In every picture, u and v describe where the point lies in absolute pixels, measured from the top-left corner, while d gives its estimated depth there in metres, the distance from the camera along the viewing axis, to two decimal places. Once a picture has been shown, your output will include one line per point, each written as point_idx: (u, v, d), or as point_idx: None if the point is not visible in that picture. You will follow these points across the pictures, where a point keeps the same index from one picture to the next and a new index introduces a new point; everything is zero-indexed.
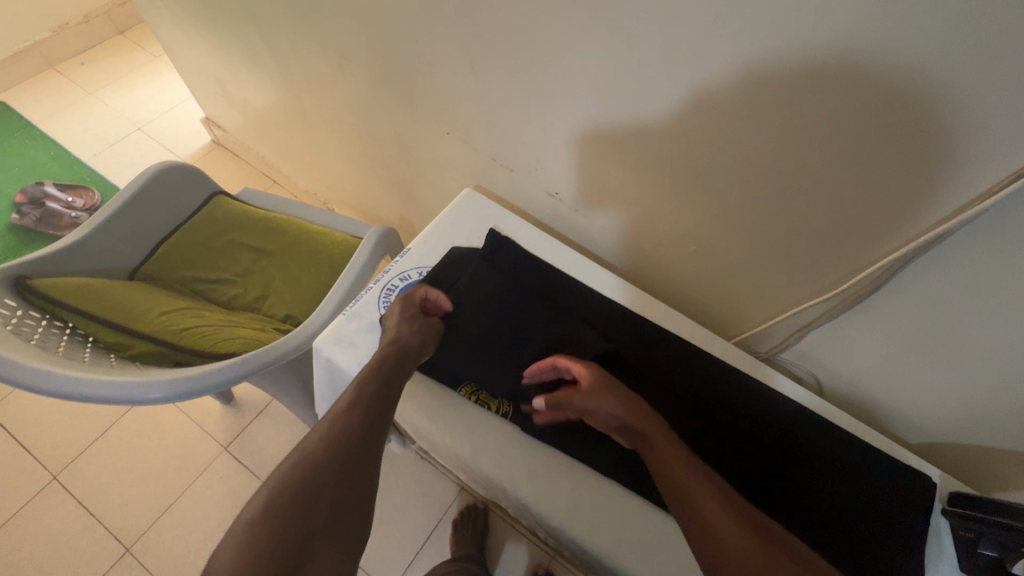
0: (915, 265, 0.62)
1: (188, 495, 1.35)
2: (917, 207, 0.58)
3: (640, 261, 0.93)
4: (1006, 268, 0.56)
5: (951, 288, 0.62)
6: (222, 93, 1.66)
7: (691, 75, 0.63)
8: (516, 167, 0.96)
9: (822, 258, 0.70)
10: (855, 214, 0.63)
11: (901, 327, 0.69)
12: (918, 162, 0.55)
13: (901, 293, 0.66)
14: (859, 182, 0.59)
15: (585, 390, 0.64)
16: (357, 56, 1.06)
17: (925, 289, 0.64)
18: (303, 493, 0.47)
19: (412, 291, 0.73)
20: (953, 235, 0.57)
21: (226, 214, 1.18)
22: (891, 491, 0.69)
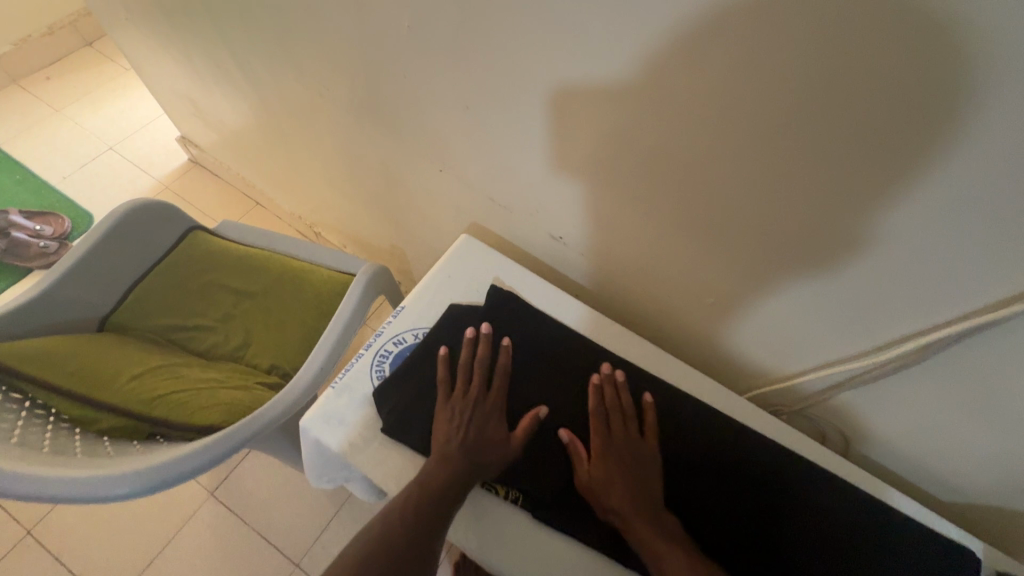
0: (965, 342, 0.58)
1: (172, 546, 1.27)
2: (975, 276, 0.53)
3: (649, 308, 0.87)
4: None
5: (1008, 366, 0.56)
6: (197, 113, 1.57)
7: (715, 125, 0.57)
8: (516, 208, 0.89)
9: (861, 319, 0.64)
10: (896, 284, 0.58)
11: (940, 396, 0.64)
12: (983, 235, 0.49)
13: (942, 367, 0.61)
14: (911, 248, 0.54)
15: (597, 424, 0.68)
16: (341, 84, 0.98)
17: (971, 365, 0.59)
18: None
19: (482, 347, 0.70)
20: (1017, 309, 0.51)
21: (205, 253, 1.10)
22: (939, 567, 0.63)
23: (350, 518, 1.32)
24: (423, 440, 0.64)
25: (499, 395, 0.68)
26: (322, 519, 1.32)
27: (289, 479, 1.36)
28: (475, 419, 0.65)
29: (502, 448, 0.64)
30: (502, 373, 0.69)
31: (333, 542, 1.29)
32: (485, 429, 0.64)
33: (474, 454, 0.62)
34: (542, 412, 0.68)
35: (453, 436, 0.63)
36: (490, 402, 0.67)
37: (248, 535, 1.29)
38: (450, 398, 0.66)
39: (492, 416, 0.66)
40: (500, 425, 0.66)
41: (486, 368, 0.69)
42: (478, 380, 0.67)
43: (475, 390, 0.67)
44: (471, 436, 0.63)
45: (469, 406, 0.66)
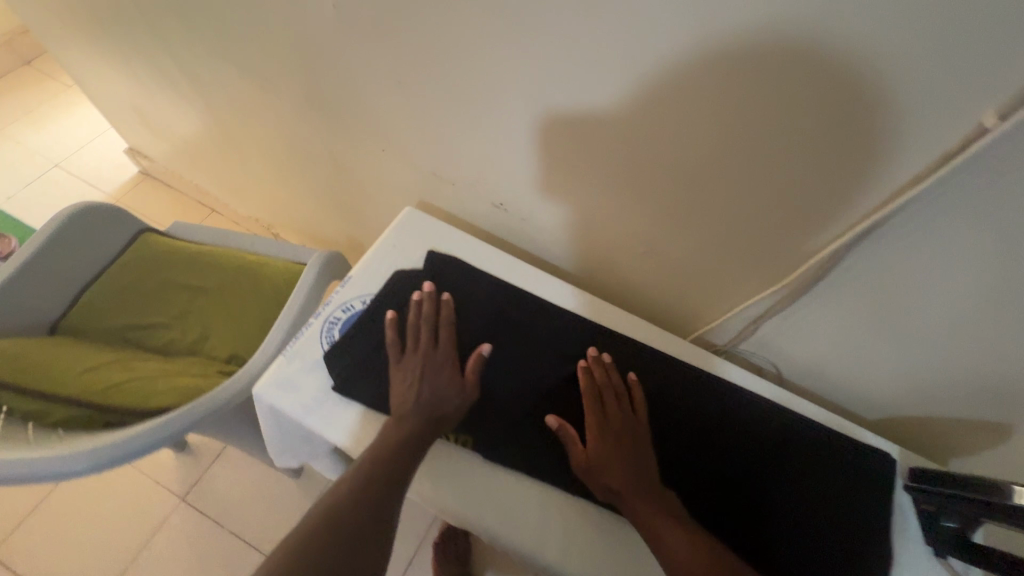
0: (883, 239, 0.59)
1: (145, 555, 1.26)
2: (861, 195, 0.57)
3: (591, 267, 0.92)
4: (969, 245, 0.54)
5: (932, 259, 0.58)
6: (142, 121, 1.56)
7: (622, 57, 0.58)
8: (457, 181, 0.92)
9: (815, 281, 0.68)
10: (812, 193, 0.59)
11: (858, 306, 0.67)
12: (871, 157, 0.53)
13: (870, 268, 0.63)
14: (804, 175, 0.58)
15: (589, 408, 0.68)
16: (280, 75, 1.00)
17: (893, 262, 0.60)
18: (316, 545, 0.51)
19: (422, 303, 0.72)
20: (892, 216, 0.56)
21: (156, 253, 1.10)
22: (852, 471, 0.70)
23: None
24: (373, 396, 0.67)
25: (448, 341, 0.70)
26: (297, 512, 1.34)
27: (262, 477, 1.37)
28: (427, 372, 0.67)
29: (457, 393, 0.67)
30: (448, 322, 0.71)
31: None
32: (436, 381, 0.67)
33: (432, 407, 0.65)
34: (484, 350, 0.70)
35: (409, 396, 0.65)
36: (440, 353, 0.69)
37: (224, 535, 1.30)
38: (402, 358, 0.68)
39: (445, 363, 0.68)
40: (453, 371, 0.68)
41: (432, 322, 0.71)
42: (427, 334, 0.69)
43: (424, 342, 0.69)
44: (424, 389, 0.66)
45: (421, 361, 0.67)
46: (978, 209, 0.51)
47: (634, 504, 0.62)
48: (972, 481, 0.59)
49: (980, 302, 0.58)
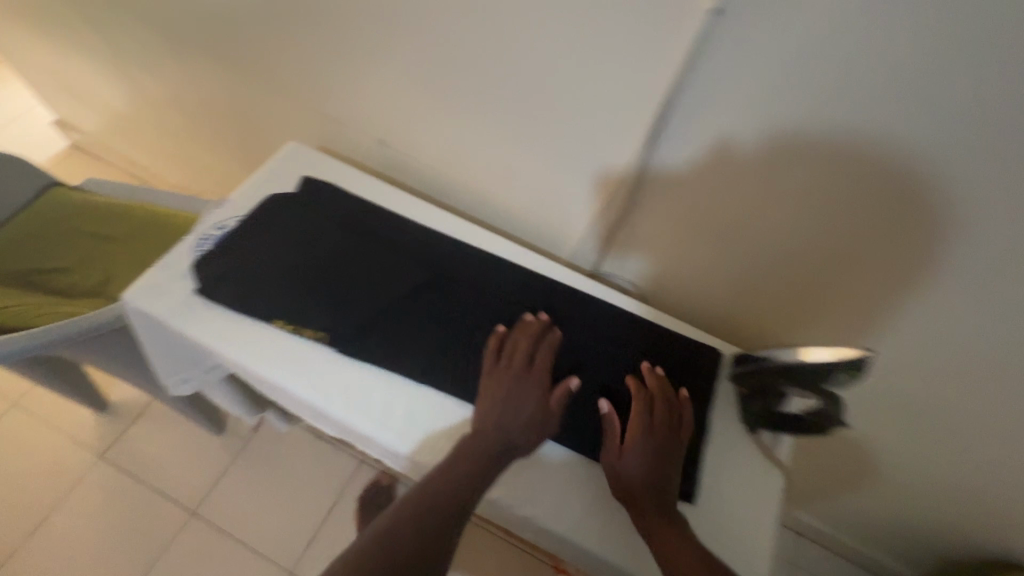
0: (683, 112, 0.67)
1: (61, 511, 1.28)
2: (644, 87, 0.66)
3: (473, 199, 0.99)
4: (740, 102, 0.63)
5: (721, 124, 0.66)
6: (65, 90, 1.57)
7: None
8: (346, 120, 1.01)
9: (697, 209, 0.77)
10: (616, 75, 0.68)
11: (680, 194, 0.76)
12: (650, 32, 0.62)
13: (680, 145, 0.70)
14: (600, 72, 0.68)
15: (635, 413, 0.67)
16: (185, 24, 1.06)
17: (693, 133, 0.68)
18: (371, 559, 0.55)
19: (527, 327, 0.72)
20: (671, 101, 0.66)
21: (65, 203, 1.12)
22: (685, 365, 0.76)
23: (249, 463, 1.37)
24: (233, 298, 0.71)
25: (544, 368, 0.69)
26: (219, 467, 1.36)
27: (184, 434, 1.39)
28: (515, 392, 0.67)
29: (538, 422, 0.66)
30: (548, 349, 0.71)
31: (231, 487, 1.34)
32: (523, 404, 0.66)
33: (504, 432, 0.65)
34: (571, 384, 0.69)
35: (487, 416, 0.66)
36: (535, 377, 0.68)
37: (143, 490, 1.32)
38: (493, 373, 0.69)
39: (535, 389, 0.68)
40: (541, 399, 0.67)
41: (531, 342, 0.71)
42: (522, 354, 0.69)
43: (517, 363, 0.69)
44: (505, 412, 0.66)
45: (508, 380, 0.68)
46: (729, 71, 0.61)
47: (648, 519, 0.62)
48: (788, 366, 0.66)
49: (750, 175, 0.69)
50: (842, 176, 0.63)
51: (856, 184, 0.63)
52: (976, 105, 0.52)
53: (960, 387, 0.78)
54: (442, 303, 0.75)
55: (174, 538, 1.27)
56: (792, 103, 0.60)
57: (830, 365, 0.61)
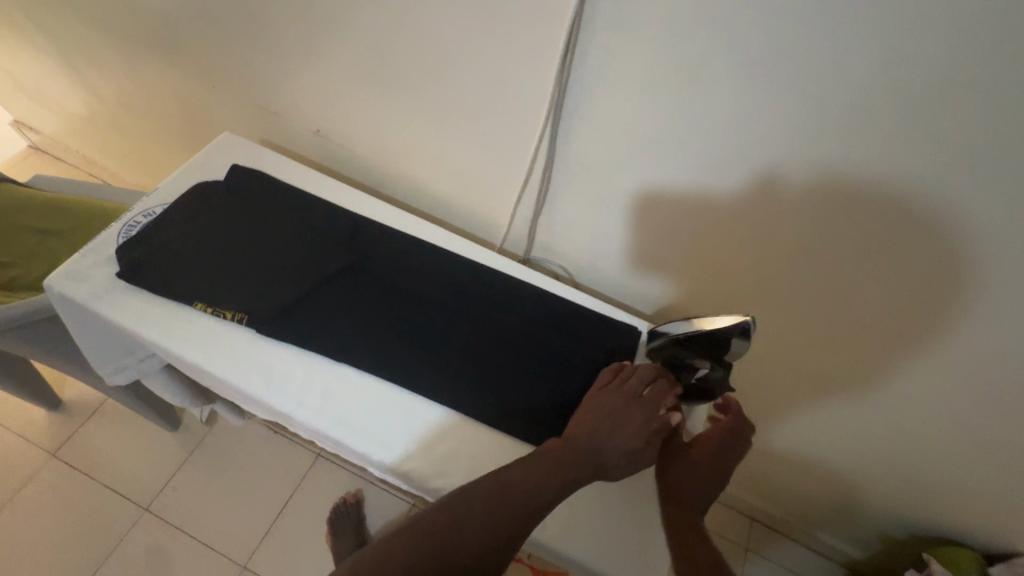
0: (581, 90, 0.71)
1: (10, 509, 1.27)
2: (544, 67, 0.71)
3: (409, 188, 1.01)
4: (631, 79, 0.67)
5: (618, 102, 0.70)
6: (19, 91, 1.57)
7: None
8: (283, 112, 1.02)
9: (609, 189, 0.81)
10: (521, 58, 0.71)
11: (593, 176, 0.81)
12: (542, 14, 0.66)
13: (584, 124, 0.75)
14: (505, 55, 0.72)
15: (724, 438, 0.70)
16: (124, 21, 1.08)
17: (594, 111, 0.73)
18: (426, 539, 0.55)
19: (651, 363, 0.72)
20: (571, 78, 0.70)
21: (8, 198, 1.13)
22: (602, 341, 0.79)
23: (204, 458, 1.37)
24: (153, 283, 0.72)
25: (656, 401, 0.68)
26: (173, 463, 1.36)
27: (138, 430, 1.39)
28: (619, 420, 0.66)
29: (632, 451, 0.65)
30: (664, 384, 0.69)
31: (185, 483, 1.34)
32: (621, 432, 0.65)
33: (597, 453, 0.64)
34: (674, 418, 0.68)
35: (586, 436, 0.65)
36: (642, 408, 0.67)
37: (95, 487, 1.31)
38: (604, 392, 0.69)
39: (639, 418, 0.66)
40: (641, 429, 0.66)
41: (649, 373, 0.70)
42: (636, 381, 0.69)
43: (630, 391, 0.68)
44: (604, 436, 0.65)
45: (618, 403, 0.67)
46: (616, 50, 0.65)
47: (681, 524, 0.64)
48: (691, 337, 0.68)
49: (649, 148, 0.73)
50: (726, 145, 0.68)
51: (738, 152, 0.68)
52: (826, 69, 0.56)
53: (863, 351, 0.82)
54: (366, 285, 0.78)
55: (126, 533, 1.27)
56: (673, 76, 0.64)
57: (726, 329, 0.63)
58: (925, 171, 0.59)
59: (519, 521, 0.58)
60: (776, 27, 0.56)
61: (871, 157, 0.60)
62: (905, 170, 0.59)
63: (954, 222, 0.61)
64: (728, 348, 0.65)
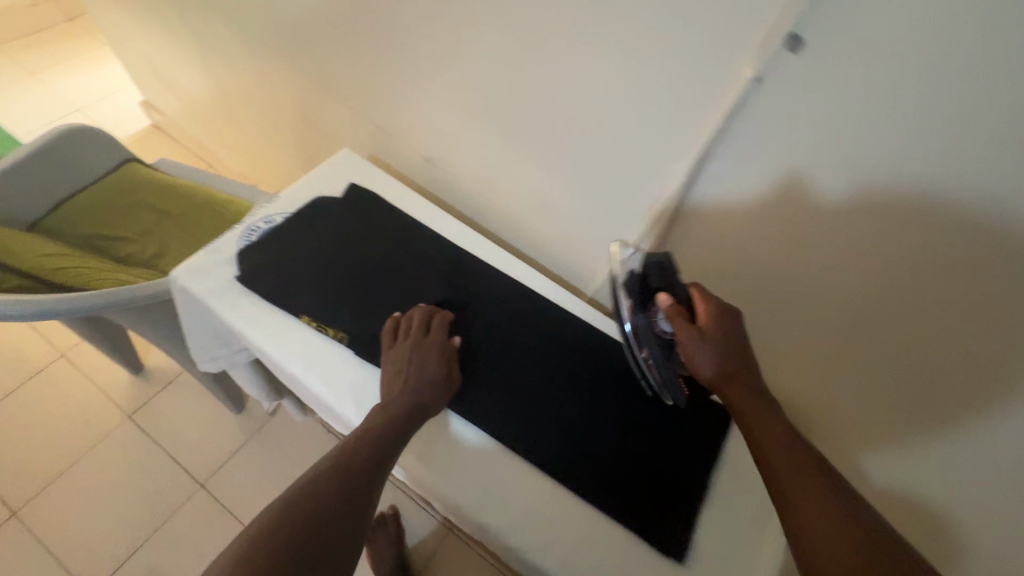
0: (719, 168, 0.69)
1: (83, 463, 1.35)
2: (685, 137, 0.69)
3: (508, 224, 1.02)
4: (777, 165, 0.64)
5: (756, 184, 0.67)
6: (156, 77, 1.71)
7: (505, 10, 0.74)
8: (399, 135, 1.06)
9: (722, 264, 0.78)
10: (663, 125, 0.70)
11: (707, 248, 0.78)
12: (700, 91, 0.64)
13: (714, 197, 0.72)
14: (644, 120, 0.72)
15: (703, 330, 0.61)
16: (268, 32, 1.15)
17: (728, 188, 0.70)
18: (285, 505, 0.50)
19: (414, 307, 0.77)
20: (710, 150, 0.68)
21: (136, 178, 1.22)
22: (692, 418, 0.76)
23: (261, 445, 1.42)
24: (269, 290, 0.76)
25: (438, 336, 0.73)
26: (233, 444, 1.42)
27: (207, 405, 1.46)
28: (422, 358, 0.70)
29: (444, 384, 0.70)
30: (443, 321, 0.75)
31: (241, 466, 1.39)
32: (426, 367, 0.70)
33: (416, 398, 0.67)
34: (457, 342, 0.75)
35: (397, 383, 0.67)
36: (433, 345, 0.72)
37: (160, 454, 1.38)
38: (393, 346, 0.71)
39: (433, 355, 0.71)
40: (440, 361, 0.71)
41: (425, 319, 0.74)
42: (419, 325, 0.73)
43: (415, 333, 0.72)
44: (413, 377, 0.68)
45: (412, 350, 0.70)
46: (768, 134, 0.63)
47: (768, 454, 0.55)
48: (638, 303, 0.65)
49: (771, 227, 0.70)
50: (868, 244, 0.63)
51: (777, 169, 0.64)
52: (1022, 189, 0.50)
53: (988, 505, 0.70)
54: (462, 321, 0.79)
55: (180, 506, 1.33)
56: (826, 166, 0.60)
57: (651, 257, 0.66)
58: (952, 166, 0.52)
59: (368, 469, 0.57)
60: (961, 140, 0.51)
61: (884, 153, 0.56)
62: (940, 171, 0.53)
63: (998, 225, 0.53)
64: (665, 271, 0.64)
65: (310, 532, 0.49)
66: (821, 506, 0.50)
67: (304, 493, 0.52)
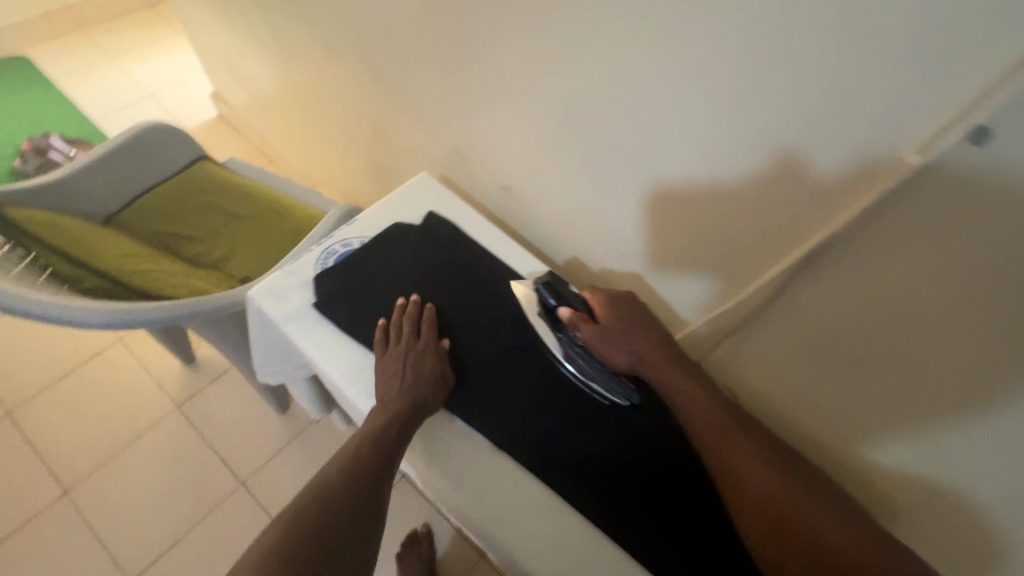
0: (855, 249, 0.56)
1: (132, 448, 1.38)
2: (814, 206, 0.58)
3: (580, 262, 0.98)
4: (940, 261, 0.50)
5: (904, 278, 0.53)
6: (228, 70, 1.73)
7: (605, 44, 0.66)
8: (474, 159, 1.02)
9: (832, 357, 0.65)
10: (785, 189, 0.59)
11: (818, 335, 0.64)
12: (845, 158, 0.53)
13: (839, 282, 0.59)
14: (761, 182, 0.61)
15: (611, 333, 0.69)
16: (346, 42, 1.13)
17: (863, 276, 0.57)
18: (303, 513, 0.54)
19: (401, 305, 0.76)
20: (847, 230, 0.55)
21: (207, 177, 1.22)
22: None
23: (302, 449, 1.42)
24: (345, 320, 0.74)
25: (430, 337, 0.73)
26: (275, 445, 1.42)
27: (252, 402, 1.47)
28: (412, 359, 0.70)
29: (439, 383, 0.70)
30: (431, 321, 0.75)
31: (280, 469, 1.39)
32: (419, 369, 0.70)
33: (415, 398, 0.68)
34: (446, 342, 0.75)
35: (394, 386, 0.68)
36: (423, 345, 0.72)
37: (204, 448, 1.40)
38: (387, 351, 0.71)
39: (427, 356, 0.71)
40: (433, 360, 0.71)
41: (414, 321, 0.74)
42: (410, 327, 0.73)
43: (407, 336, 0.72)
44: (409, 379, 0.69)
45: (405, 353, 0.70)
46: (936, 224, 0.49)
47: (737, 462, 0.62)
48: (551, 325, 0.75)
49: (913, 331, 0.55)
50: None
51: (881, 223, 0.52)
52: None
53: None
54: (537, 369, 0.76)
55: (219, 503, 1.34)
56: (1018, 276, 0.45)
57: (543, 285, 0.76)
58: (930, 122, 0.46)
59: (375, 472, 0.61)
60: None
61: (857, 124, 0.50)
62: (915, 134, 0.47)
63: None
64: (559, 291, 0.75)
65: (329, 538, 0.53)
66: (787, 503, 0.59)
67: (320, 501, 0.56)
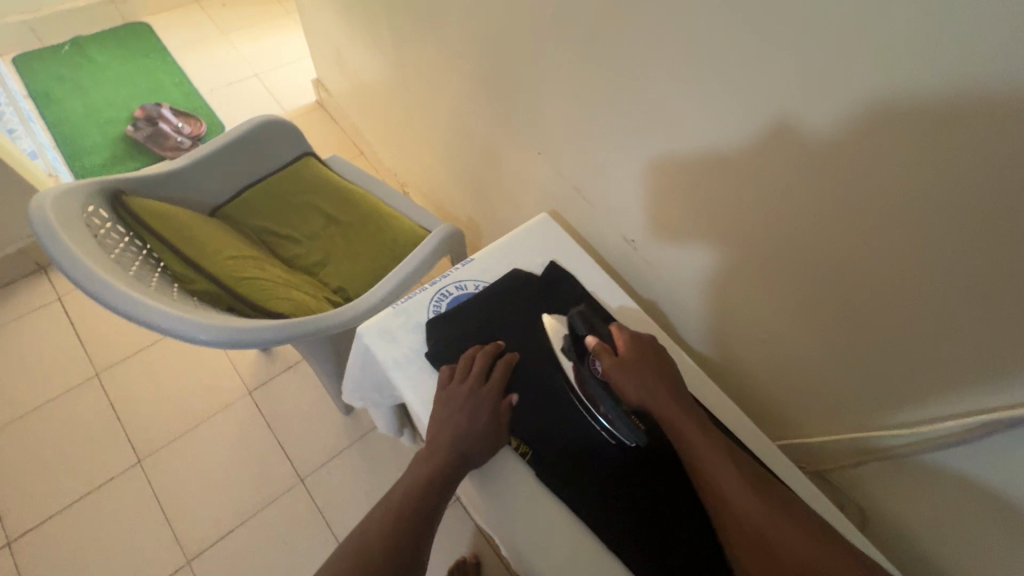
0: None
1: (203, 427, 1.41)
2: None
3: (697, 329, 0.89)
4: None
5: None
6: (335, 61, 1.73)
7: (798, 129, 0.57)
8: (594, 203, 0.95)
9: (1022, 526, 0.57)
10: (1004, 334, 0.51)
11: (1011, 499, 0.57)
12: None
13: None
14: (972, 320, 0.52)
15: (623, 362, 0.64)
16: (469, 58, 1.08)
17: None
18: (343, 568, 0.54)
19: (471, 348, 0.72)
20: None
21: (311, 176, 1.21)
22: None
23: (361, 455, 1.41)
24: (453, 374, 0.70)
25: (495, 386, 0.68)
26: (336, 446, 1.42)
27: (319, 399, 1.48)
28: (468, 408, 0.66)
29: (492, 440, 0.66)
30: (504, 369, 0.70)
31: (338, 472, 1.39)
32: (474, 419, 0.65)
33: (462, 449, 0.63)
34: (514, 400, 0.69)
35: (445, 434, 0.64)
36: (484, 393, 0.67)
37: (270, 438, 1.41)
38: (447, 386, 0.68)
39: (485, 409, 0.66)
40: (491, 411, 0.66)
41: (484, 365, 0.69)
42: (477, 371, 0.68)
43: (472, 381, 0.67)
44: (462, 429, 0.64)
45: (464, 398, 0.66)
46: None
47: (718, 475, 0.57)
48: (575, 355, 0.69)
49: None
50: None
51: None
52: None
53: None
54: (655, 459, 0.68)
55: (278, 496, 1.34)
56: None
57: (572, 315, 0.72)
58: None
59: (416, 530, 0.59)
60: None
61: (1006, 188, 0.45)
62: (975, 116, 0.44)
63: None
64: (587, 322, 0.70)
65: None
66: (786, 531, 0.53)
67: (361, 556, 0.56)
